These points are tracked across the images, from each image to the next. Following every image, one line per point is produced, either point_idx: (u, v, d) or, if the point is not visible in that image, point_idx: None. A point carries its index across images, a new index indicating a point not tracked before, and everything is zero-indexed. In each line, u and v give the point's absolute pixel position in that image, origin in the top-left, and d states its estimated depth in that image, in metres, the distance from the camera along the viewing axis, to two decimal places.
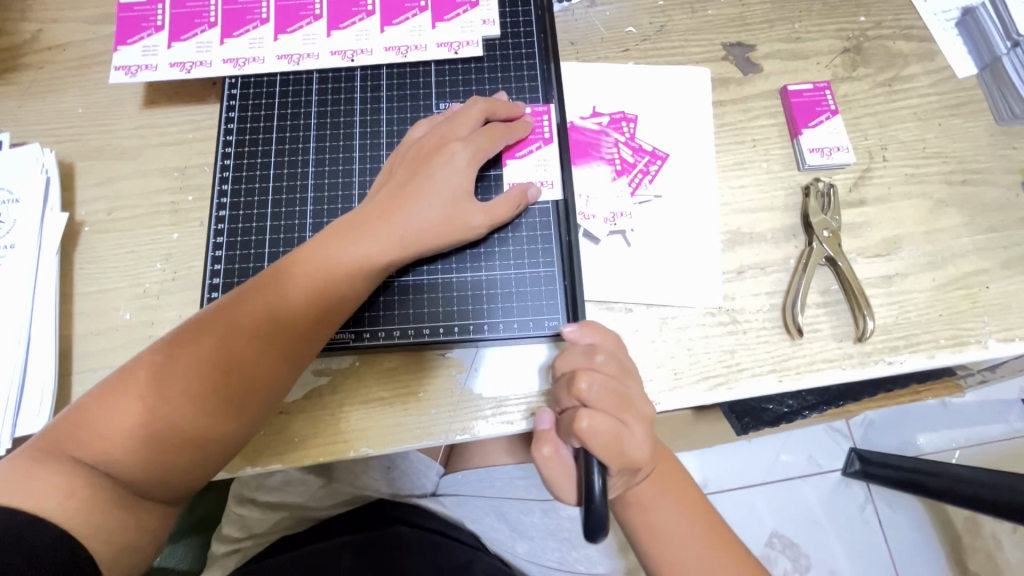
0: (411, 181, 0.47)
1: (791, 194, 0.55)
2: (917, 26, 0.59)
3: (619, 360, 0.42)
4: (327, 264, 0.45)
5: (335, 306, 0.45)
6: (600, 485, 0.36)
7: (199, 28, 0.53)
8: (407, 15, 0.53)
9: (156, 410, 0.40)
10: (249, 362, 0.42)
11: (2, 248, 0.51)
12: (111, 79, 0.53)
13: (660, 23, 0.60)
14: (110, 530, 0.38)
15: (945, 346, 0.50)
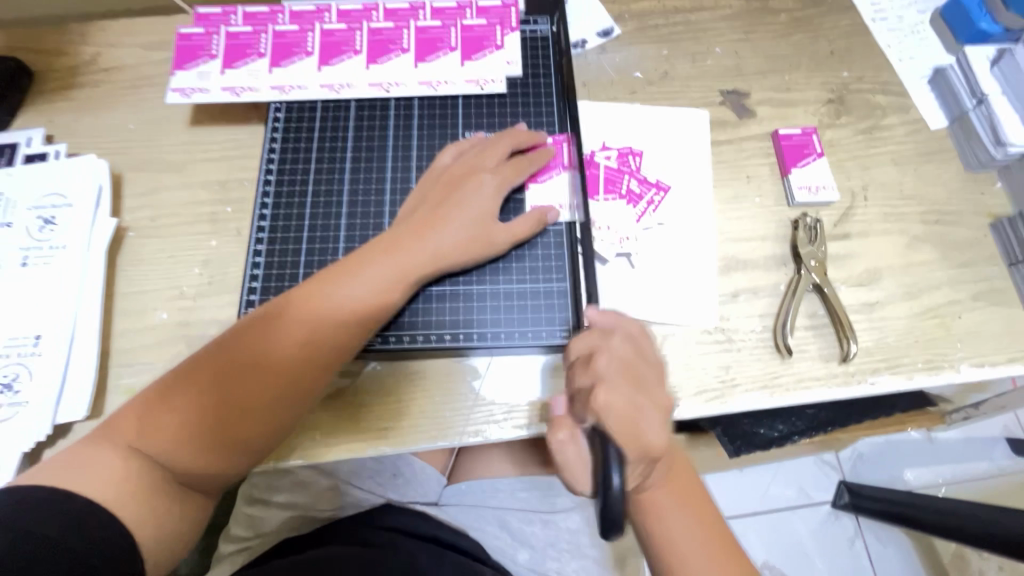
0: (443, 205, 0.52)
1: (782, 227, 0.60)
2: (894, 82, 0.66)
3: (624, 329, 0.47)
4: (363, 276, 0.49)
5: (369, 314, 0.48)
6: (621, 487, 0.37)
7: (249, 57, 0.59)
8: (439, 53, 0.59)
9: (199, 403, 0.44)
10: (286, 363, 0.46)
11: (53, 248, 0.54)
12: (166, 99, 0.58)
13: (664, 69, 0.66)
14: (150, 515, 0.41)
15: (922, 369, 0.54)
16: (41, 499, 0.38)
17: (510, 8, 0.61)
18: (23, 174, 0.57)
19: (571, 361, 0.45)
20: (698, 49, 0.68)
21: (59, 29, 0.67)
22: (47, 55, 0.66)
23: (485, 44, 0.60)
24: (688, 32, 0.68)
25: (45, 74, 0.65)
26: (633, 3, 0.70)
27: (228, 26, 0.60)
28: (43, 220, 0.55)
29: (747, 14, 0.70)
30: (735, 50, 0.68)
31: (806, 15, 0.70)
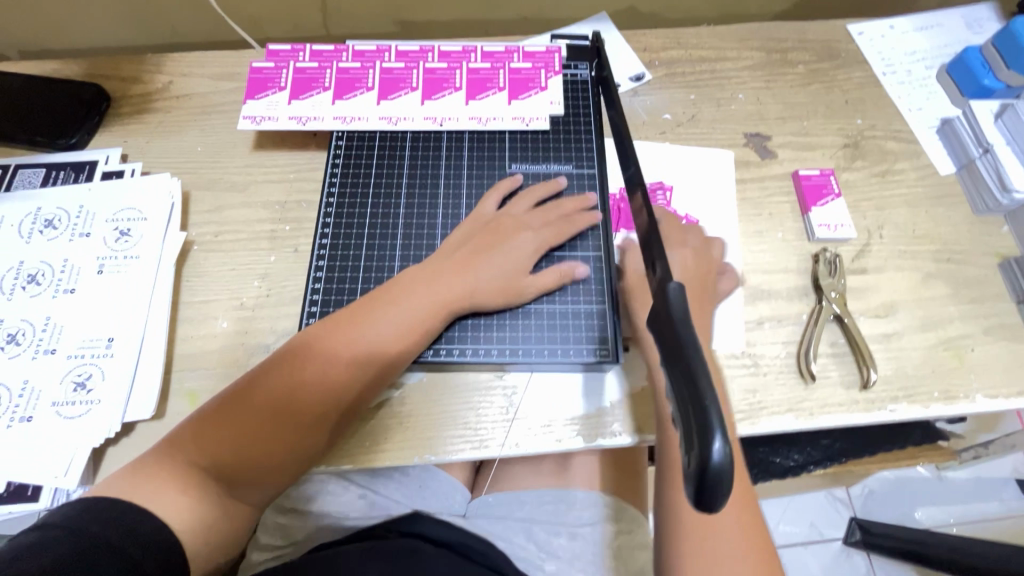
0: (479, 248, 0.56)
1: (803, 260, 0.64)
2: (904, 131, 0.72)
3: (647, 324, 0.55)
4: (404, 312, 0.52)
5: (410, 345, 0.52)
6: (722, 454, 0.29)
7: (315, 90, 0.65)
8: (489, 92, 0.65)
9: (253, 425, 0.47)
10: (333, 389, 0.49)
11: (127, 258, 0.59)
12: (239, 126, 0.63)
13: (691, 113, 0.72)
14: (199, 528, 0.44)
15: (938, 399, 0.57)
16: (110, 510, 0.42)
17: (551, 55, 0.68)
18: (102, 190, 0.62)
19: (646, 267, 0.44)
20: (723, 95, 0.73)
21: (136, 59, 0.74)
22: (124, 82, 0.72)
23: (530, 86, 0.66)
24: (713, 80, 0.74)
25: (122, 99, 0.71)
26: (662, 52, 0.76)
27: (297, 61, 0.66)
28: (119, 232, 0.60)
29: (767, 65, 0.76)
30: (756, 97, 0.73)
31: (822, 67, 0.76)
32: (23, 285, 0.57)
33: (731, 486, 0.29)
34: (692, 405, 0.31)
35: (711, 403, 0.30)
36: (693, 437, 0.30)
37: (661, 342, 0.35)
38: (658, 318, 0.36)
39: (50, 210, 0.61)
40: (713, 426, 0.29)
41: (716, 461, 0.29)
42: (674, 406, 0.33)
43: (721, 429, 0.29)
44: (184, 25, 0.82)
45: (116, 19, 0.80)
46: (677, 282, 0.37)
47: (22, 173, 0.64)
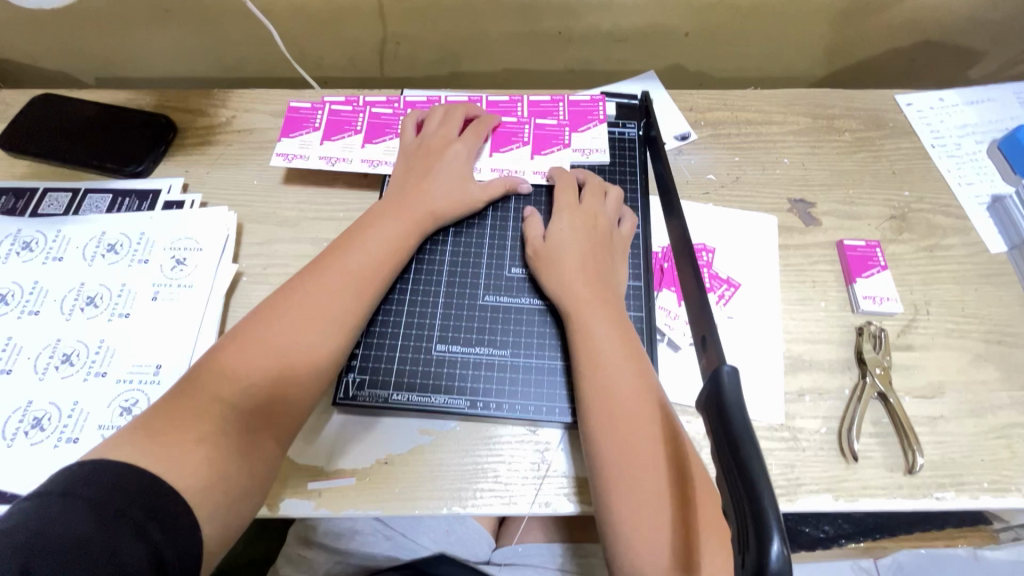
0: (429, 171, 0.63)
1: (846, 332, 0.63)
2: (953, 205, 0.71)
3: (616, 254, 0.60)
4: (380, 232, 0.58)
5: (395, 254, 0.58)
6: (780, 557, 0.28)
7: (348, 132, 0.69)
8: (513, 146, 0.68)
9: (255, 347, 0.49)
10: (336, 302, 0.53)
11: (180, 287, 0.61)
12: (271, 160, 0.67)
13: (735, 174, 0.72)
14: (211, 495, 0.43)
15: (987, 490, 0.55)
16: (120, 476, 0.40)
17: (582, 109, 0.70)
18: (163, 218, 0.64)
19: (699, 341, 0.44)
20: (768, 158, 0.74)
21: (203, 92, 0.77)
22: (189, 114, 0.75)
23: (554, 141, 0.68)
24: (759, 143, 0.75)
25: (187, 130, 0.74)
26: (709, 112, 0.77)
27: (331, 103, 0.71)
28: (175, 260, 0.62)
29: (814, 131, 0.76)
30: (802, 162, 0.74)
31: (868, 136, 0.76)
32: (82, 306, 0.59)
33: None
34: (748, 502, 0.30)
35: (768, 501, 0.30)
36: (749, 538, 0.29)
37: (715, 430, 0.35)
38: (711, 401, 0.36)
39: (113, 234, 0.63)
40: (770, 528, 0.29)
41: (773, 567, 0.28)
42: (726, 498, 0.32)
43: (778, 532, 0.29)
44: (249, 62, 0.87)
45: (187, 54, 0.85)
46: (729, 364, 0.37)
47: (90, 198, 0.67)
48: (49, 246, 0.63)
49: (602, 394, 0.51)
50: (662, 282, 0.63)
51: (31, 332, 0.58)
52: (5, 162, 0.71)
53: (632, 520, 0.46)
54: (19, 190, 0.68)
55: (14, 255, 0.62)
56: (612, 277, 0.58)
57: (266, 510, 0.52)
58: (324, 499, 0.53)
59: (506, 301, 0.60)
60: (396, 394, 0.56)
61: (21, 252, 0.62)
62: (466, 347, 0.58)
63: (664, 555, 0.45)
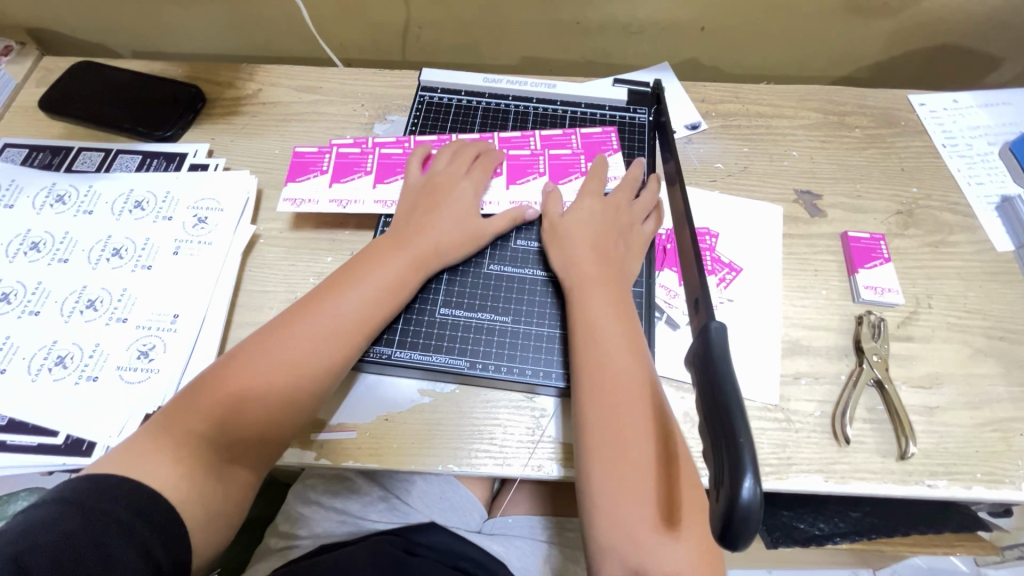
0: (433, 208, 0.61)
1: (846, 320, 0.63)
2: (962, 204, 0.71)
3: (630, 232, 0.61)
4: (378, 276, 0.56)
5: (392, 302, 0.56)
6: (752, 492, 0.29)
7: (355, 174, 0.67)
8: (530, 177, 0.66)
9: (253, 400, 0.49)
10: (330, 359, 0.51)
11: (200, 244, 0.63)
12: (280, 206, 0.64)
13: (744, 164, 0.73)
14: (198, 505, 0.45)
15: (981, 481, 0.55)
16: (110, 487, 0.43)
17: (594, 141, 0.69)
18: (189, 180, 0.68)
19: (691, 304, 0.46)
20: (777, 150, 0.75)
21: (232, 66, 0.81)
22: (218, 85, 0.79)
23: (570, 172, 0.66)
24: (769, 135, 0.76)
25: (215, 101, 0.77)
26: (720, 104, 0.78)
27: (338, 147, 0.68)
28: (198, 219, 0.65)
29: (824, 126, 0.77)
30: (811, 155, 0.75)
31: (879, 133, 0.76)
32: (108, 257, 0.62)
33: (759, 528, 0.29)
34: (726, 442, 0.31)
35: (745, 440, 0.31)
36: (723, 474, 0.30)
37: (701, 381, 0.36)
38: (699, 355, 0.38)
39: (141, 192, 0.67)
40: (745, 465, 0.30)
41: (745, 499, 0.29)
42: (707, 442, 0.33)
43: (752, 469, 0.30)
44: (277, 41, 0.90)
45: (219, 30, 0.89)
46: (719, 320, 0.39)
47: (121, 158, 0.70)
48: (81, 200, 0.66)
49: (600, 367, 0.52)
50: (664, 262, 0.65)
51: (60, 279, 0.61)
52: (41, 122, 0.74)
53: (616, 490, 0.48)
54: (55, 147, 0.71)
55: (48, 207, 0.65)
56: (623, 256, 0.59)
57: None
58: (325, 449, 0.55)
59: (511, 271, 0.62)
60: (399, 351, 0.58)
61: (54, 205, 0.66)
62: (468, 312, 0.60)
63: (641, 520, 0.47)
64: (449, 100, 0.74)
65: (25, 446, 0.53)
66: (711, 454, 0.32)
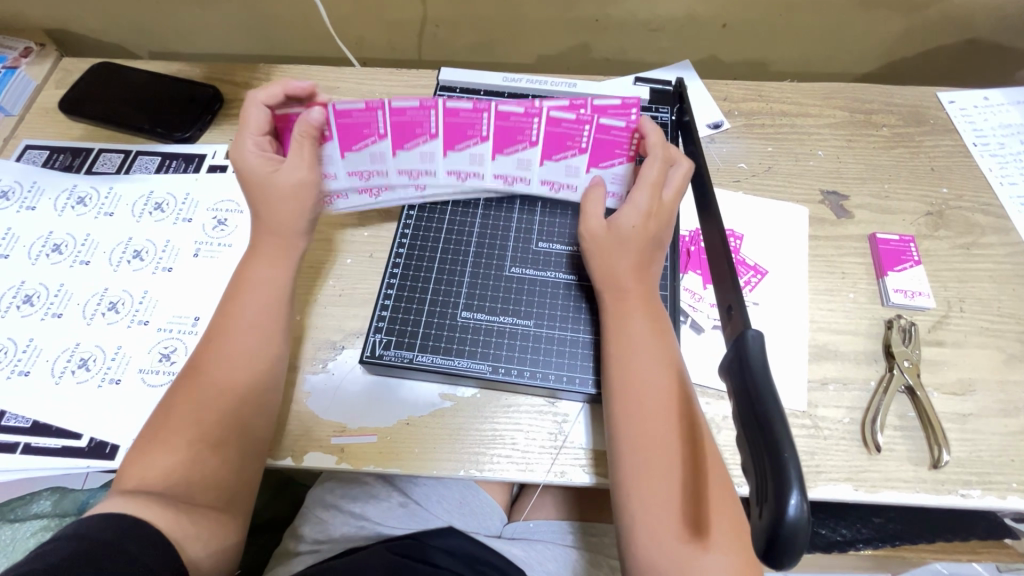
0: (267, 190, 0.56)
1: (875, 324, 0.62)
2: (994, 205, 0.69)
3: (669, 230, 0.58)
4: (257, 288, 0.54)
5: (277, 299, 0.55)
6: (799, 509, 0.28)
7: (368, 137, 0.57)
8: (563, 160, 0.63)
9: (185, 428, 0.49)
10: (224, 374, 0.51)
11: (220, 245, 0.63)
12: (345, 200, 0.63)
13: (768, 164, 0.72)
14: (194, 526, 0.47)
15: (1016, 491, 0.54)
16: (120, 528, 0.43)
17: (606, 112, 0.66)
18: (208, 182, 0.68)
19: (723, 309, 0.45)
20: (801, 149, 0.73)
21: (249, 66, 0.80)
22: (236, 85, 0.78)
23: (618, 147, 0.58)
24: (793, 134, 0.74)
25: (232, 101, 0.77)
26: (743, 102, 0.77)
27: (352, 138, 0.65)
28: (217, 221, 0.65)
29: (850, 124, 0.75)
30: (837, 155, 0.73)
31: (907, 132, 0.75)
32: (128, 258, 0.62)
33: (805, 546, 0.29)
34: (767, 455, 0.31)
35: (789, 455, 0.30)
36: (767, 489, 0.30)
37: (737, 391, 0.35)
38: (734, 365, 0.37)
39: (160, 194, 0.67)
40: (790, 481, 0.29)
41: (791, 516, 0.28)
42: (746, 455, 0.32)
43: (798, 485, 0.29)
44: (294, 41, 0.90)
45: (236, 30, 0.89)
46: (756, 328, 0.37)
47: (140, 159, 0.70)
48: (101, 202, 0.66)
49: (627, 374, 0.51)
50: (689, 266, 0.63)
51: (82, 280, 0.61)
52: (61, 123, 0.74)
53: (643, 498, 0.47)
54: (75, 149, 0.71)
55: (69, 209, 0.65)
56: (655, 258, 0.57)
57: (290, 460, 0.54)
58: (346, 454, 0.55)
59: (533, 274, 0.61)
60: (420, 355, 0.57)
61: (75, 206, 0.66)
62: (490, 316, 0.59)
63: (668, 532, 0.46)
64: (467, 99, 0.73)
65: (49, 449, 0.53)
66: (751, 466, 0.32)
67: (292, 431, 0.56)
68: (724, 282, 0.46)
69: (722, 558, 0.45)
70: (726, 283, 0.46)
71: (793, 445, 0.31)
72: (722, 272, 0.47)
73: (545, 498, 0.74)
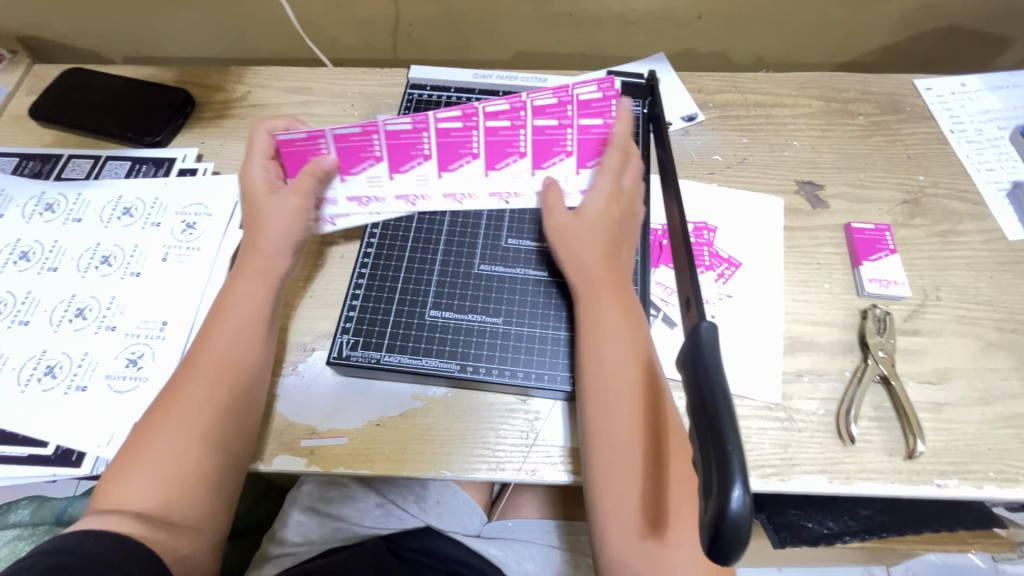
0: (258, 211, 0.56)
1: (850, 315, 0.61)
2: (971, 192, 0.69)
3: (636, 218, 0.59)
4: (239, 308, 0.54)
5: (256, 312, 0.54)
6: (742, 502, 0.28)
7: (366, 161, 0.58)
8: (557, 159, 0.59)
9: (160, 445, 0.48)
10: (203, 389, 0.50)
11: (189, 249, 0.63)
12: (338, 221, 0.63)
13: (742, 156, 0.71)
14: (165, 542, 0.45)
15: (993, 480, 0.53)
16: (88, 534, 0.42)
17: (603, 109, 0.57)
18: (177, 185, 0.67)
19: (681, 301, 0.44)
20: (777, 140, 0.73)
21: (221, 69, 0.80)
22: (207, 88, 0.78)
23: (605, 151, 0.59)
24: (768, 125, 0.74)
25: (204, 105, 0.76)
26: (717, 94, 0.76)
27: (332, 129, 0.56)
28: (186, 225, 0.64)
29: (826, 114, 0.75)
30: (812, 145, 0.72)
31: (884, 120, 0.74)
32: (97, 264, 0.62)
33: (750, 539, 0.28)
34: (713, 447, 0.30)
35: (734, 448, 0.30)
36: (712, 483, 0.29)
37: (689, 385, 0.34)
38: (688, 357, 0.36)
39: (129, 198, 0.66)
40: (734, 474, 0.29)
41: (734, 510, 0.28)
42: (696, 449, 0.32)
43: (742, 477, 0.29)
44: (268, 43, 0.89)
45: (209, 33, 0.88)
46: (709, 320, 0.37)
47: (110, 164, 0.70)
48: (70, 208, 0.66)
49: (594, 370, 0.51)
50: (660, 260, 0.63)
51: (50, 287, 0.61)
52: (32, 130, 0.74)
53: (609, 494, 0.47)
54: (45, 155, 0.71)
55: (37, 216, 0.65)
56: (623, 248, 0.57)
57: (260, 464, 0.54)
58: (316, 456, 0.54)
59: (503, 271, 0.61)
60: (388, 355, 0.57)
61: (43, 213, 0.65)
62: (458, 313, 0.59)
63: (632, 528, 0.46)
64: (438, 97, 0.72)
65: (15, 458, 0.52)
66: (700, 459, 0.31)
67: (261, 434, 0.55)
68: (683, 273, 0.45)
69: (689, 551, 0.45)
70: (685, 274, 0.45)
71: (738, 437, 0.30)
72: (681, 263, 0.46)
73: (526, 497, 0.73)
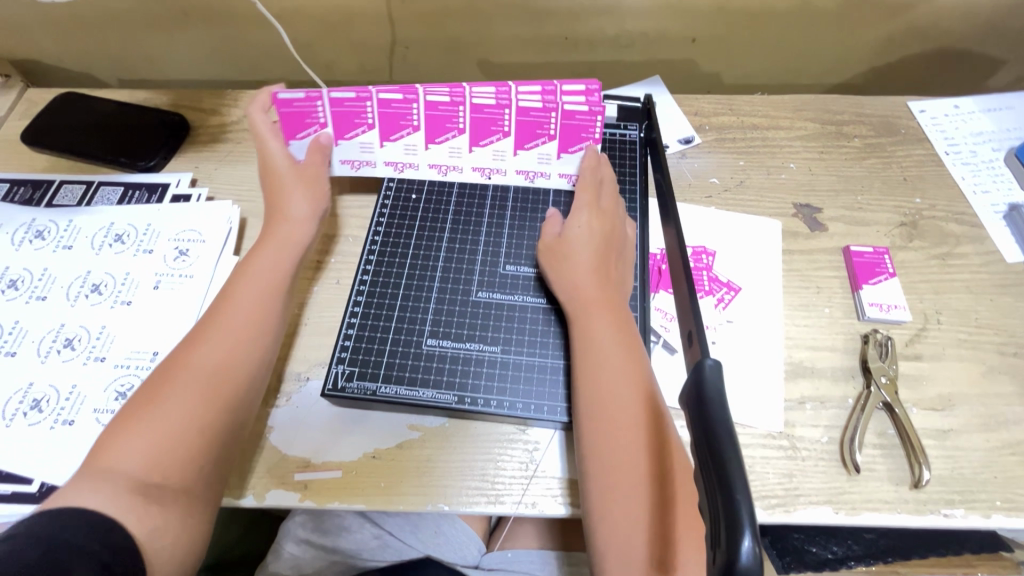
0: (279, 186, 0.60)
1: (851, 339, 0.61)
2: (968, 214, 0.69)
3: (624, 242, 0.59)
4: (251, 291, 0.55)
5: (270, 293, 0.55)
6: (752, 554, 0.27)
7: (360, 127, 0.62)
8: (538, 141, 0.62)
9: (163, 411, 0.47)
10: (214, 364, 0.50)
11: (181, 277, 0.62)
12: (337, 170, 0.65)
13: (740, 178, 0.71)
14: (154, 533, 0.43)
15: (1000, 509, 0.52)
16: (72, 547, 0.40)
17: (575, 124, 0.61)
18: (170, 211, 0.66)
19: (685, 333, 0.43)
20: (774, 162, 0.73)
21: (217, 92, 0.79)
22: (203, 112, 0.77)
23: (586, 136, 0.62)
24: (765, 148, 0.74)
25: (199, 129, 0.76)
26: (714, 117, 0.76)
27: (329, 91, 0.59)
28: (178, 251, 0.64)
29: (822, 136, 0.75)
30: (809, 167, 0.72)
31: (879, 142, 0.74)
32: (86, 292, 0.61)
33: None
34: (721, 493, 0.29)
35: (742, 495, 0.29)
36: (721, 532, 0.28)
37: (693, 425, 0.33)
38: (691, 395, 0.35)
39: (121, 225, 0.66)
40: (743, 523, 0.28)
41: (744, 561, 0.27)
42: (701, 492, 0.31)
43: (752, 527, 0.28)
44: (265, 66, 0.89)
45: (206, 57, 0.88)
46: (712, 357, 0.36)
47: (102, 189, 0.69)
48: (60, 235, 0.65)
49: (594, 399, 0.50)
50: (658, 286, 0.63)
51: (37, 316, 0.59)
52: (24, 155, 0.73)
53: (609, 529, 0.46)
54: (36, 181, 0.70)
55: (26, 242, 0.64)
56: (616, 272, 0.57)
57: (251, 500, 0.52)
58: (309, 490, 0.53)
59: (500, 298, 0.60)
60: (384, 386, 0.56)
61: (33, 240, 0.64)
62: (455, 342, 0.58)
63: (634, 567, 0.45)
64: None
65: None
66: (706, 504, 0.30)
67: (252, 468, 0.54)
68: (686, 304, 0.45)
69: None
70: (688, 305, 0.45)
71: (746, 483, 0.30)
72: (683, 296, 0.46)
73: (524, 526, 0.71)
